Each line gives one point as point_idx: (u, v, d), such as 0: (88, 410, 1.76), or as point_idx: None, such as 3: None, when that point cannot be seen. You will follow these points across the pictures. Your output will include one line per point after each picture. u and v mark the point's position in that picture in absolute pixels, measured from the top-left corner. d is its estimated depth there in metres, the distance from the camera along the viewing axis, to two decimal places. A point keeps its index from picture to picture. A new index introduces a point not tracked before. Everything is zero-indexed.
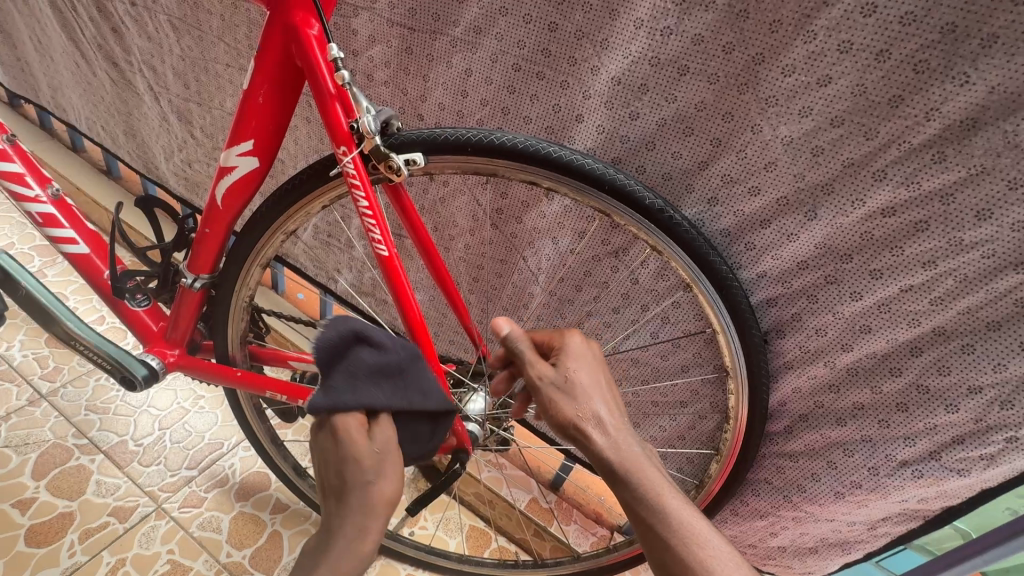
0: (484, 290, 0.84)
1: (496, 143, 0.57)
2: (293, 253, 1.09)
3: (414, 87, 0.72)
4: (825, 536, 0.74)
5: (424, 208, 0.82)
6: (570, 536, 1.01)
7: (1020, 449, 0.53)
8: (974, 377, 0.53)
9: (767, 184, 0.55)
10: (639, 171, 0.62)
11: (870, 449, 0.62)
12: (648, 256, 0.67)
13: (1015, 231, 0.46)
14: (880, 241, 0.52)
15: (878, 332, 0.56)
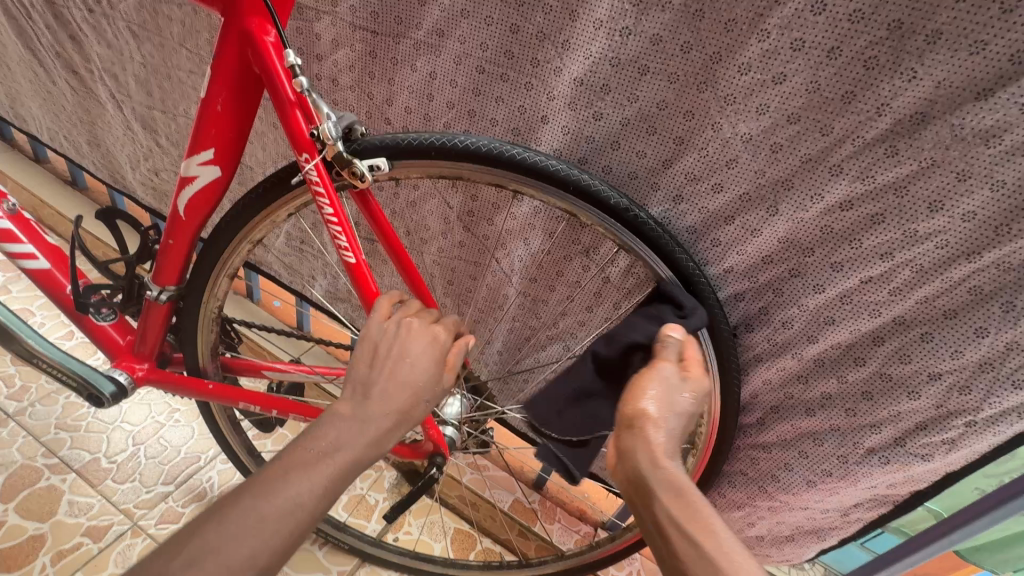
0: (459, 292, 0.84)
1: (460, 147, 0.57)
2: (267, 261, 1.07)
3: (379, 91, 0.71)
4: (800, 524, 0.76)
5: (396, 212, 0.82)
6: (553, 535, 1.02)
7: (979, 433, 0.55)
8: (934, 364, 0.54)
9: (729, 180, 0.56)
10: (605, 171, 0.62)
11: (839, 438, 0.63)
12: (618, 254, 0.67)
13: (966, 222, 0.47)
14: (839, 235, 0.53)
15: (841, 324, 0.57)
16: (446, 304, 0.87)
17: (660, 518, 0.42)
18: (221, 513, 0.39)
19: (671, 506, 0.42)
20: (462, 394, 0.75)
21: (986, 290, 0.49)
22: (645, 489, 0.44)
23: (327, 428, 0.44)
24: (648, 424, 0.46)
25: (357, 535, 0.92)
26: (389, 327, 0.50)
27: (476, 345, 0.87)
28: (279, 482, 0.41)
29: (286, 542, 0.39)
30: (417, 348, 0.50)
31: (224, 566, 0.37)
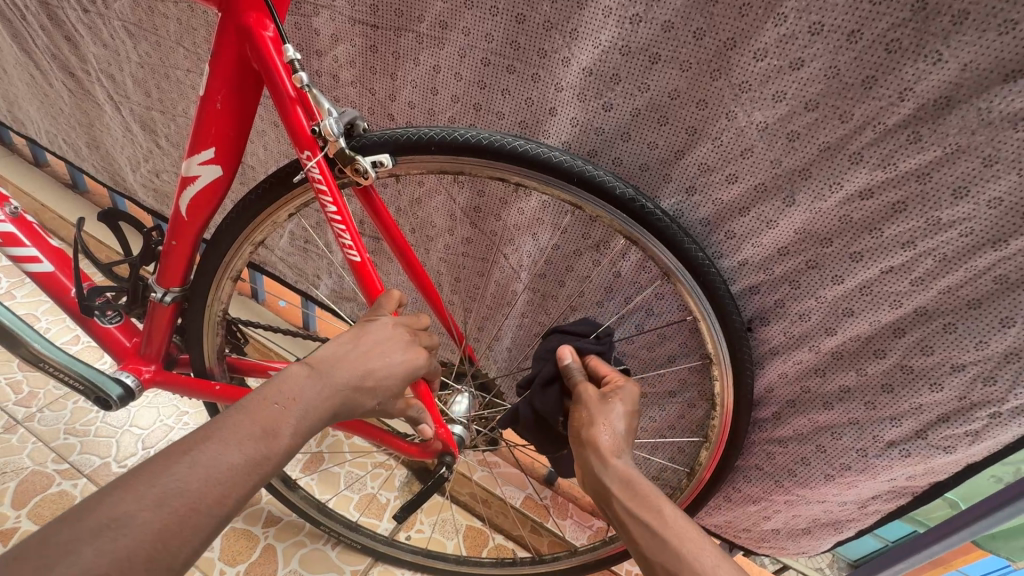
0: (466, 290, 0.83)
1: (463, 141, 0.56)
2: (271, 261, 1.06)
3: (382, 86, 0.70)
4: (817, 517, 0.75)
5: (400, 210, 0.80)
6: (566, 531, 1.01)
7: (1004, 424, 0.54)
8: (957, 355, 0.53)
9: (744, 171, 0.54)
10: (615, 163, 0.61)
11: (857, 431, 0.62)
12: (628, 248, 0.66)
13: (992, 208, 0.45)
14: (859, 224, 0.52)
15: (861, 315, 0.56)
16: (453, 302, 0.86)
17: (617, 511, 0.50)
18: (190, 455, 0.39)
19: (622, 498, 0.49)
20: (469, 391, 0.74)
21: (1012, 279, 0.47)
22: (602, 487, 0.51)
23: (294, 385, 0.46)
24: (597, 434, 0.52)
25: (369, 534, 0.92)
26: (375, 327, 0.55)
27: (485, 342, 0.86)
28: (247, 429, 0.42)
29: (254, 489, 0.41)
30: (399, 356, 0.55)
31: (194, 507, 0.37)
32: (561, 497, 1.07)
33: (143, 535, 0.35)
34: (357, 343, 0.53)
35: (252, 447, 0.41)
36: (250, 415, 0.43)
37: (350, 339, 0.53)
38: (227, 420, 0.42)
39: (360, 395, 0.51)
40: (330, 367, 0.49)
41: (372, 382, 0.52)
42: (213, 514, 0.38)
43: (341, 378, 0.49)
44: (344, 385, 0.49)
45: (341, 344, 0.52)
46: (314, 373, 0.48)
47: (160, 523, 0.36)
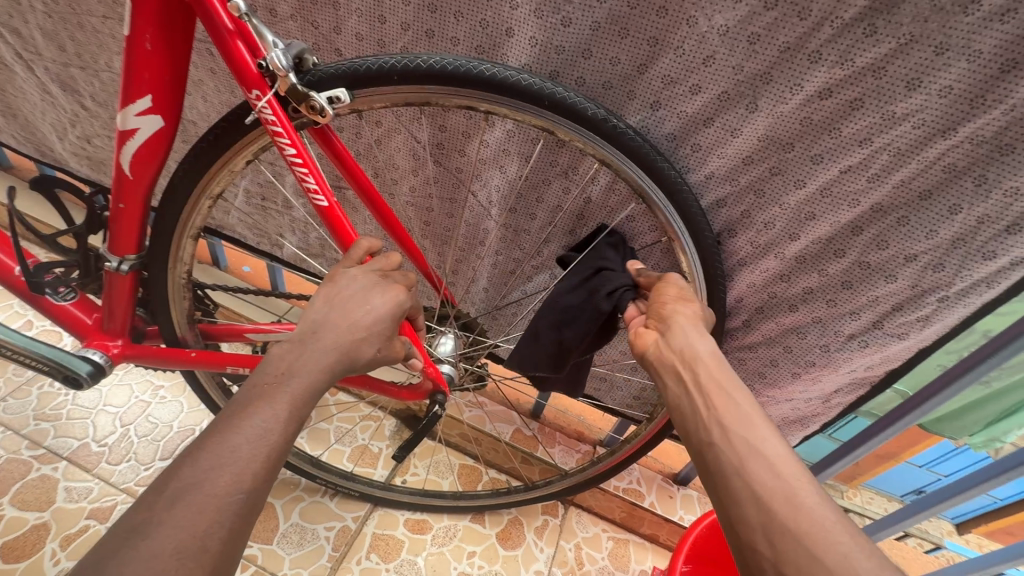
0: (437, 232, 0.82)
1: (423, 68, 0.53)
2: (229, 223, 1.02)
3: (325, 18, 0.65)
4: (785, 415, 0.80)
5: (361, 154, 0.78)
6: (556, 457, 1.06)
7: (950, 306, 0.58)
8: (910, 246, 0.56)
9: (707, 80, 0.54)
10: (578, 83, 0.59)
11: (820, 329, 0.66)
12: (597, 172, 0.65)
13: (942, 97, 0.47)
14: (819, 125, 0.52)
15: (822, 218, 0.58)
16: (425, 246, 0.85)
17: (703, 376, 0.46)
18: (193, 455, 0.39)
19: (712, 365, 0.47)
20: (453, 332, 0.75)
21: (960, 166, 0.50)
22: (690, 353, 0.48)
23: (287, 358, 0.47)
24: (682, 305, 0.53)
25: (366, 482, 0.94)
26: (346, 279, 0.54)
27: (462, 284, 0.87)
28: (248, 413, 0.42)
29: (268, 464, 0.40)
30: (378, 300, 0.54)
31: (210, 494, 0.37)
32: (548, 427, 1.11)
33: (171, 533, 0.35)
34: (335, 300, 0.52)
35: (253, 427, 0.41)
36: (246, 401, 0.43)
37: (324, 300, 0.52)
38: (231, 410, 0.42)
39: (351, 352, 0.51)
40: (314, 333, 0.50)
41: (359, 335, 0.52)
42: (234, 496, 0.38)
43: (326, 340, 0.50)
44: (334, 344, 0.50)
45: (317, 307, 0.52)
46: (302, 343, 0.49)
47: (181, 519, 0.35)
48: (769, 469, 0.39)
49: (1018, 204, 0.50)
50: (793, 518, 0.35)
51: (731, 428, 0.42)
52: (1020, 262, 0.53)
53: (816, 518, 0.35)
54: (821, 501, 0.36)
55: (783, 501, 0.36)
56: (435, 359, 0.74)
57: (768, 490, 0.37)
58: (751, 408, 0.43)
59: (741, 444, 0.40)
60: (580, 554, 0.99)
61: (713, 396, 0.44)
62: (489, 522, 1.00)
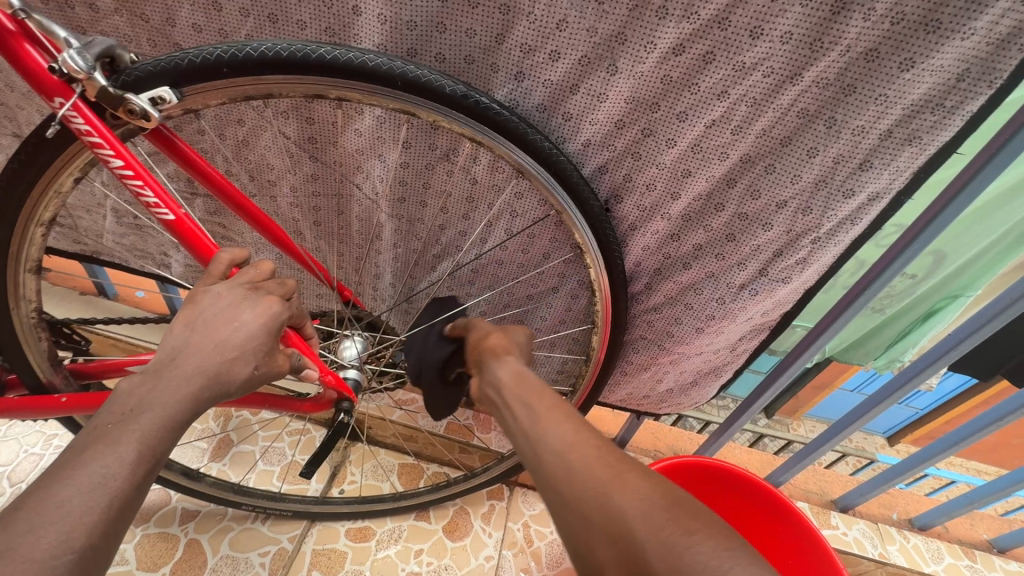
0: (330, 231, 0.78)
1: (254, 56, 0.48)
2: (104, 247, 0.93)
3: (154, 9, 0.59)
4: (700, 368, 0.83)
5: (230, 157, 0.71)
6: (493, 442, 1.05)
7: (823, 247, 0.61)
8: (779, 193, 0.58)
9: (565, 45, 0.52)
10: (438, 60, 0.56)
11: (714, 282, 0.68)
12: (476, 151, 0.63)
13: (785, 43, 0.48)
14: (678, 82, 0.52)
15: (697, 174, 0.59)
16: (321, 247, 0.81)
17: (500, 389, 0.53)
18: (9, 521, 0.34)
19: (503, 376, 0.53)
20: (359, 335, 0.72)
21: (811, 109, 0.51)
22: (489, 376, 0.55)
23: (145, 394, 0.43)
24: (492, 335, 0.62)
25: (298, 499, 0.90)
26: (209, 299, 0.49)
27: (368, 282, 0.83)
28: (81, 462, 0.38)
29: (108, 515, 0.37)
30: (248, 315, 0.49)
31: (28, 561, 0.33)
32: (483, 414, 1.10)
33: None
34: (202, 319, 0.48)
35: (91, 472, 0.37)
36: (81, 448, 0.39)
37: (183, 323, 0.47)
38: (63, 459, 0.38)
39: (221, 377, 0.47)
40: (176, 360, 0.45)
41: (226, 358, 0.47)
42: (61, 558, 0.34)
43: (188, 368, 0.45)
44: (196, 370, 0.45)
45: (174, 332, 0.47)
46: (156, 374, 0.44)
47: None
48: (549, 447, 0.44)
49: (866, 141, 0.52)
50: (568, 485, 0.40)
51: (524, 424, 0.47)
52: (877, 196, 0.56)
53: (583, 475, 0.40)
54: (588, 456, 0.41)
55: (562, 473, 0.41)
56: (339, 364, 0.70)
57: (551, 466, 0.42)
58: (546, 401, 0.49)
59: (530, 435, 0.46)
60: (528, 532, 0.99)
61: (509, 404, 0.51)
62: (434, 516, 0.99)
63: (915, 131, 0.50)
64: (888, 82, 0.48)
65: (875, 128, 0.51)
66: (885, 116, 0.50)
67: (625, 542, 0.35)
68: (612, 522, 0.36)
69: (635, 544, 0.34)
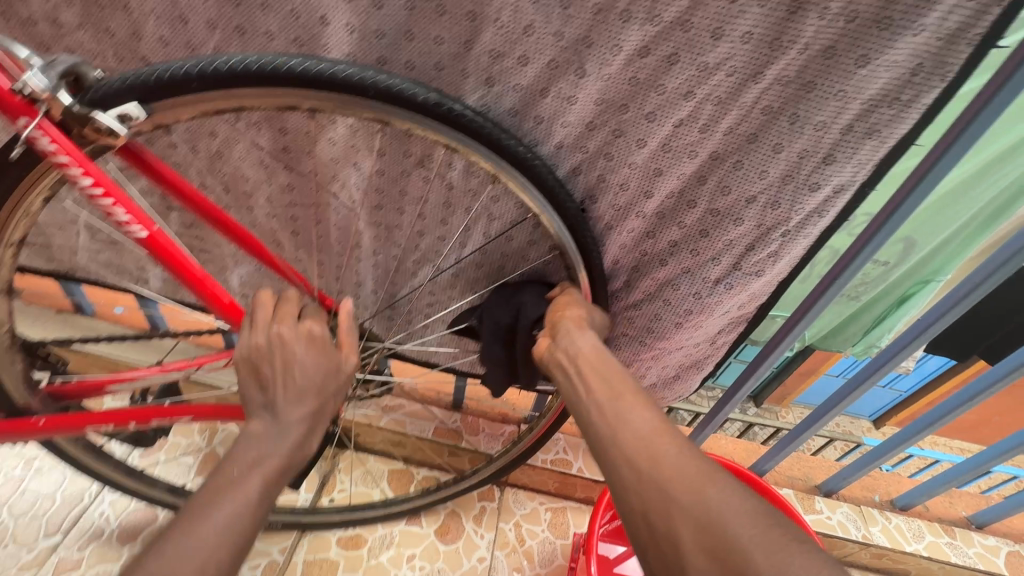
0: (309, 241, 0.78)
1: (223, 69, 0.47)
2: (79, 265, 0.91)
3: (119, 24, 0.58)
4: (682, 362, 0.84)
5: (204, 169, 0.71)
6: (481, 445, 1.04)
7: (793, 239, 0.62)
8: (748, 188, 0.59)
9: (532, 50, 0.53)
10: (408, 68, 0.57)
11: (690, 278, 0.69)
12: (450, 157, 0.63)
13: (745, 43, 0.49)
14: (645, 83, 0.53)
15: (668, 172, 0.60)
16: (300, 257, 0.80)
17: (582, 365, 0.55)
18: None
19: (589, 355, 0.56)
20: None
21: (775, 107, 0.53)
22: (575, 350, 0.57)
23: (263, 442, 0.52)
24: (570, 308, 0.64)
25: (287, 510, 0.90)
26: (266, 345, 0.56)
27: (349, 290, 0.83)
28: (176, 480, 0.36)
29: None
30: (302, 351, 0.56)
31: None
32: (471, 417, 1.09)
33: None
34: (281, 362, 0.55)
35: None
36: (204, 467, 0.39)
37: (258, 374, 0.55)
38: None
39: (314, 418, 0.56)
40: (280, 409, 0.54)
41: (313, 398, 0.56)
42: None
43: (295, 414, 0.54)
44: (299, 418, 0.54)
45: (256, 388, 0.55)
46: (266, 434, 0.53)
47: None
48: (635, 430, 0.47)
49: (829, 136, 0.53)
50: (657, 470, 0.43)
51: (607, 403, 0.50)
52: (841, 188, 0.57)
53: (675, 463, 0.43)
54: (678, 446, 0.44)
55: (649, 457, 0.44)
56: None
57: (635, 450, 0.45)
58: (627, 386, 0.52)
59: (612, 418, 0.49)
60: (520, 532, 1.00)
61: (591, 381, 0.53)
62: (426, 521, 0.99)
63: (874, 125, 0.52)
64: (846, 78, 0.49)
65: (837, 123, 0.52)
66: (845, 111, 0.51)
67: (710, 525, 0.38)
68: (697, 505, 0.39)
69: (729, 534, 0.37)
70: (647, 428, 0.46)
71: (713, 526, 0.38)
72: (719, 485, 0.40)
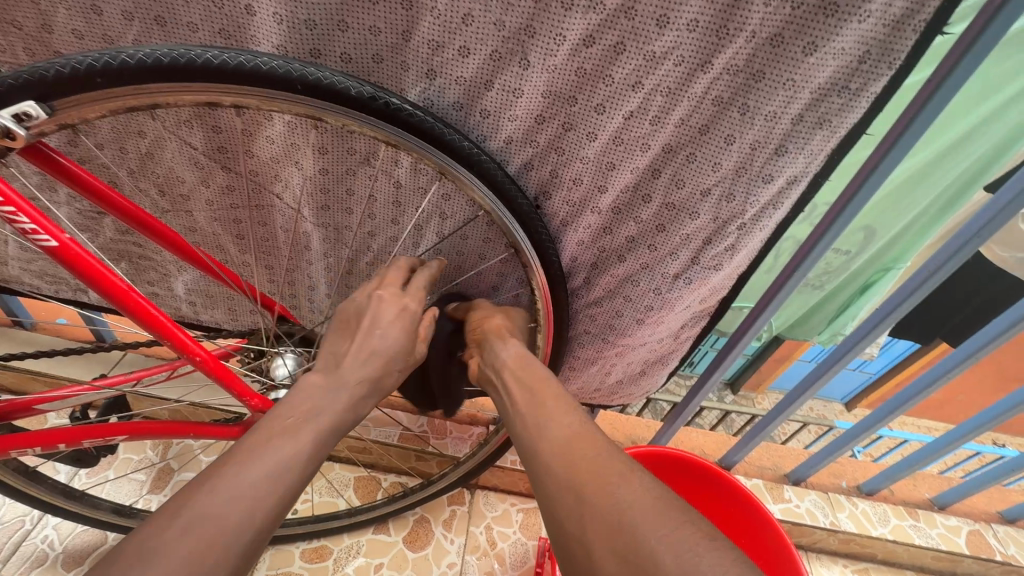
0: (255, 244, 0.74)
1: (132, 63, 0.44)
2: (10, 275, 0.85)
3: (26, 15, 0.53)
4: (646, 358, 0.83)
5: (135, 171, 0.66)
6: (450, 448, 1.01)
7: (750, 231, 0.61)
8: (703, 181, 0.58)
9: (473, 40, 0.50)
10: (344, 60, 0.54)
11: (650, 274, 0.68)
12: (396, 154, 0.60)
13: (692, 31, 0.47)
14: (592, 75, 0.51)
15: (622, 166, 0.58)
16: (247, 261, 0.76)
17: (507, 376, 0.55)
18: None
19: (513, 363, 0.57)
20: (291, 351, 0.69)
21: (725, 97, 0.51)
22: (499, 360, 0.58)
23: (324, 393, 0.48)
24: (494, 318, 0.65)
25: None
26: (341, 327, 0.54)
27: (302, 295, 0.80)
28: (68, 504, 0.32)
29: None
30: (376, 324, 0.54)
31: None
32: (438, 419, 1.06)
33: None
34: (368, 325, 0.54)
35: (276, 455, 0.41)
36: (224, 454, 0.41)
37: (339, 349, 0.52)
38: None
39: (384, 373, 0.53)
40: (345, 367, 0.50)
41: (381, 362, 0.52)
42: None
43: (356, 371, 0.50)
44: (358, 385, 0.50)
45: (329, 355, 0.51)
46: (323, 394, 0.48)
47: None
48: (552, 437, 0.46)
49: (780, 126, 0.52)
50: (570, 474, 0.41)
51: (529, 411, 0.50)
52: (795, 179, 0.56)
53: (588, 467, 0.41)
54: (593, 448, 0.43)
55: (564, 464, 0.43)
56: (271, 386, 0.67)
57: (553, 456, 0.44)
58: (549, 393, 0.51)
59: (532, 426, 0.48)
60: (491, 535, 0.98)
61: (515, 392, 0.53)
62: (394, 528, 0.97)
63: (825, 115, 0.51)
64: (794, 67, 0.48)
65: (787, 113, 0.51)
66: (795, 100, 0.50)
67: (621, 526, 0.36)
68: (609, 507, 0.37)
69: (635, 533, 0.35)
70: (564, 432, 0.46)
71: (623, 526, 0.36)
72: (632, 485, 0.39)
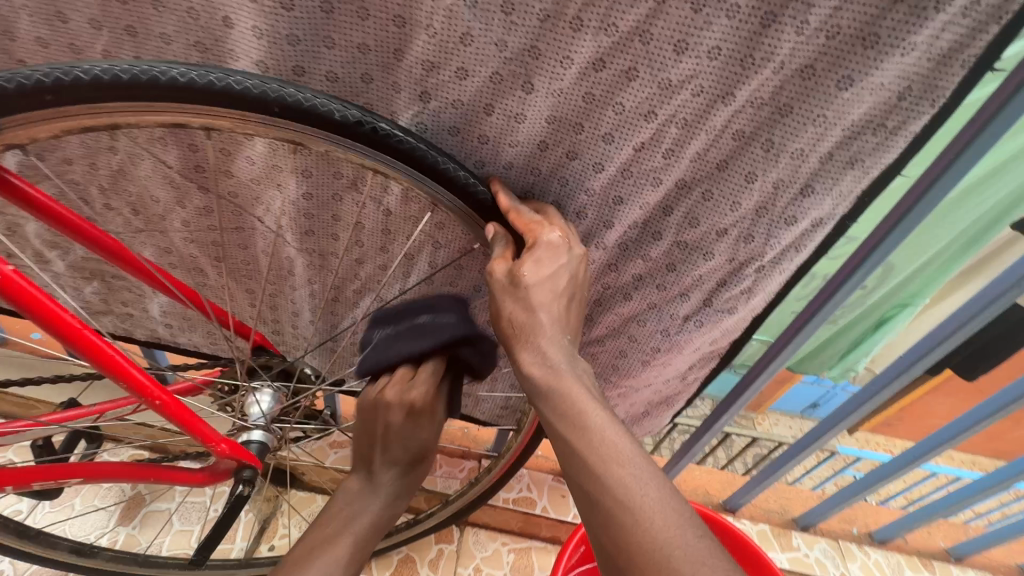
0: (234, 266, 0.69)
1: (86, 80, 0.39)
2: None
3: None
4: (651, 399, 0.78)
5: (106, 187, 0.62)
6: (438, 484, 0.98)
7: (768, 275, 0.57)
8: (719, 221, 0.53)
9: (472, 61, 0.46)
10: (329, 79, 0.49)
11: (658, 314, 0.63)
12: (385, 181, 0.55)
13: (712, 59, 0.42)
14: (601, 100, 0.47)
15: (631, 201, 0.53)
16: (227, 284, 0.71)
17: (545, 410, 0.43)
18: None
19: (549, 396, 0.43)
20: (270, 387, 0.65)
21: (747, 132, 0.46)
22: (531, 383, 0.44)
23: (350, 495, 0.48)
24: (526, 312, 0.46)
25: (219, 563, 0.79)
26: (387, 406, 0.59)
27: (286, 321, 0.75)
28: None
29: None
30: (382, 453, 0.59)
31: None
32: None
33: None
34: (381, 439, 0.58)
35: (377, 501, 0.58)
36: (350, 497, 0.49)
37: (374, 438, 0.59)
38: None
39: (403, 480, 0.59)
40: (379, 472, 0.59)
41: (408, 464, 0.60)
42: None
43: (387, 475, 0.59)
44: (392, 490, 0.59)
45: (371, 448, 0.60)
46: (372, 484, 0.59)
47: None
48: (611, 512, 0.37)
49: (806, 165, 0.47)
50: (638, 573, 0.35)
51: (578, 469, 0.40)
52: (820, 222, 0.52)
53: (662, 564, 0.34)
54: (664, 529, 0.36)
55: (629, 553, 0.36)
56: (245, 425, 0.64)
57: (616, 546, 0.36)
58: (596, 431, 0.40)
59: (586, 493, 0.39)
60: None
61: (563, 429, 0.42)
62: (376, 568, 0.91)
63: (857, 154, 0.46)
64: (827, 102, 0.43)
65: (816, 151, 0.46)
66: (825, 138, 0.45)
67: None
68: None
69: None
70: (626, 512, 0.37)
71: None
72: None
